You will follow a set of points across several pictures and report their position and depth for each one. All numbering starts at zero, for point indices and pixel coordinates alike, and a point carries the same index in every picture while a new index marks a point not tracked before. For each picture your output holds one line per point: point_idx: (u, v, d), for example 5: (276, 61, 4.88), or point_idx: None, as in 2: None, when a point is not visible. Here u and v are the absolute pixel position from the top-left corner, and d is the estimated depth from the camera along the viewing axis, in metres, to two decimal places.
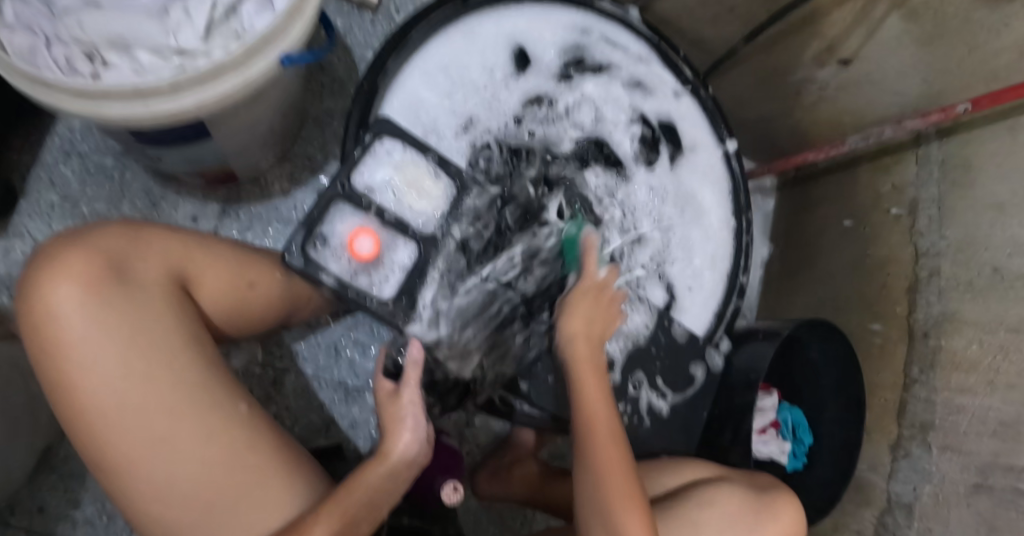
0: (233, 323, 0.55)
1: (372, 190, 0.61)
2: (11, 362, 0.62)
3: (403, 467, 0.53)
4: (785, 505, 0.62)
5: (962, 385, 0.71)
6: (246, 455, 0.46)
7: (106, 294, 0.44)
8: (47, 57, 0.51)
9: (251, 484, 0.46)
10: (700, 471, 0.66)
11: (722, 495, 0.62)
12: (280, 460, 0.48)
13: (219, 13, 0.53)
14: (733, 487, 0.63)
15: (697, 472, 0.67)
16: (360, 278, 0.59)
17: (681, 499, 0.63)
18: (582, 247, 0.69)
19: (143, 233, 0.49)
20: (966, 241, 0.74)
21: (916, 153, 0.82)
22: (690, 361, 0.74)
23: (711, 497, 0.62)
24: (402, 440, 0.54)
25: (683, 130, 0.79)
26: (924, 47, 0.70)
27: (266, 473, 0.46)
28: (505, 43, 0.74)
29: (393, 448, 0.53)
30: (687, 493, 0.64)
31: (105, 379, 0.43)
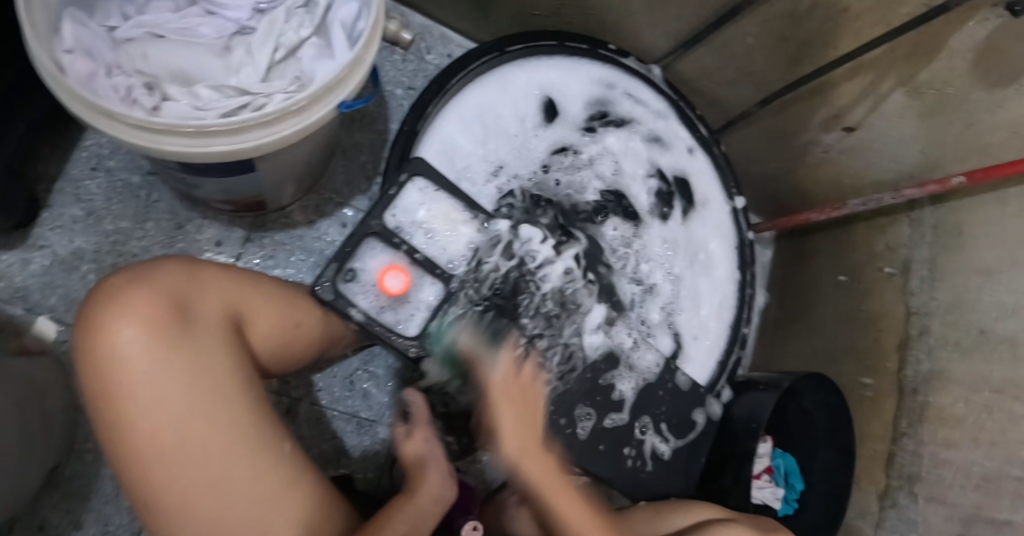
0: (279, 361, 0.55)
1: (403, 228, 0.62)
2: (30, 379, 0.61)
3: (441, 496, 0.55)
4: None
5: (947, 439, 0.76)
6: (289, 497, 0.46)
7: (166, 332, 0.45)
8: (107, 85, 0.52)
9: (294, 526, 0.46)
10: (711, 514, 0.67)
11: None
12: (320, 504, 0.48)
13: (280, 54, 0.57)
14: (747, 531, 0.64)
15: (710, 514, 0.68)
16: (387, 315, 0.60)
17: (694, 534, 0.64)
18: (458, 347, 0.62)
19: (201, 271, 0.50)
20: (955, 303, 0.79)
21: (909, 218, 0.88)
22: (693, 408, 0.76)
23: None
24: (433, 482, 0.55)
25: (696, 186, 0.83)
26: (925, 121, 0.76)
27: (308, 515, 0.47)
28: (535, 93, 0.76)
29: (419, 492, 0.54)
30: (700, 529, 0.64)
31: (161, 417, 0.43)
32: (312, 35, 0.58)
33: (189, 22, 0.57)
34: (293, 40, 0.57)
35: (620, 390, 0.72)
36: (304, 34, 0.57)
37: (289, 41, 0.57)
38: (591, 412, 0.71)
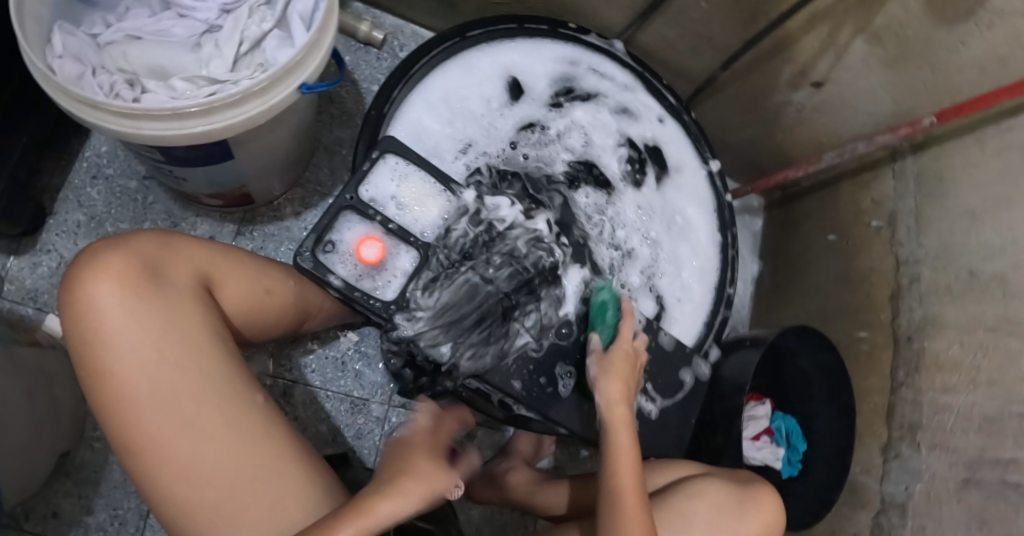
0: (253, 326, 0.60)
1: (377, 201, 0.66)
2: (36, 368, 0.65)
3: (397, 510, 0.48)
4: (770, 495, 0.65)
5: (946, 384, 0.74)
6: (262, 441, 0.50)
7: (141, 289, 0.49)
8: (93, 82, 0.57)
9: (264, 470, 0.49)
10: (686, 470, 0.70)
11: (709, 487, 0.65)
12: (290, 450, 0.51)
13: (246, 46, 0.61)
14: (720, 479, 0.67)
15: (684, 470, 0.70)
16: (365, 281, 0.64)
17: (672, 490, 0.67)
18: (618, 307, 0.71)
19: (174, 241, 0.54)
20: (944, 248, 0.78)
21: (892, 169, 0.87)
22: (679, 369, 0.76)
23: (696, 490, 0.65)
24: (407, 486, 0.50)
25: (668, 153, 0.84)
26: (890, 68, 0.77)
27: (280, 460, 0.50)
28: (499, 74, 0.79)
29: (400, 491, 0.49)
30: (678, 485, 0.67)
31: (138, 365, 0.48)
32: (274, 28, 0.62)
33: (164, 25, 0.62)
34: (256, 33, 0.61)
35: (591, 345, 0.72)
36: (266, 27, 0.62)
37: (253, 34, 0.61)
38: (572, 371, 0.69)
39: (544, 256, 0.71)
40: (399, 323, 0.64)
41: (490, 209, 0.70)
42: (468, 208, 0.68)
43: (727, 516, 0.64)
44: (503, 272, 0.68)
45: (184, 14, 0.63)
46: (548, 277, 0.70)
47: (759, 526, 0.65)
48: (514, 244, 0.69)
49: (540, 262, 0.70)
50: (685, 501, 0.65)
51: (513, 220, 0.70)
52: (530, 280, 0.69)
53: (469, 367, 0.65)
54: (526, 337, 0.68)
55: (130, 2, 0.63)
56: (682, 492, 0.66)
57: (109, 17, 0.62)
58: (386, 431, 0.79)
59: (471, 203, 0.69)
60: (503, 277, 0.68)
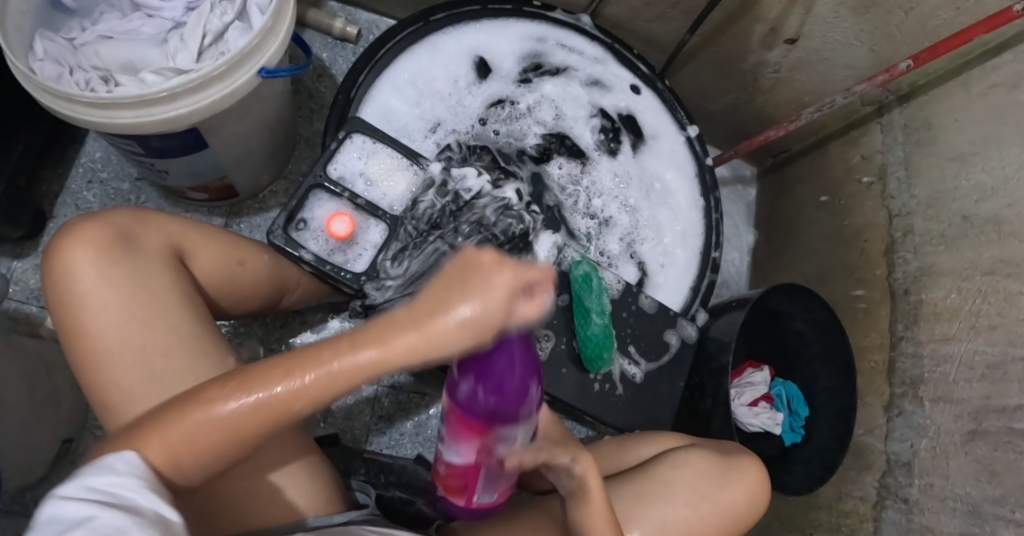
0: (228, 298, 0.62)
1: (345, 178, 0.67)
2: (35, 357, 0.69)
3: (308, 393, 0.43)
4: (760, 465, 0.59)
5: (945, 333, 0.71)
6: None
7: (114, 257, 0.51)
8: (70, 81, 0.61)
9: None
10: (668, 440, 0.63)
11: (694, 457, 0.59)
12: None
13: (209, 39, 0.65)
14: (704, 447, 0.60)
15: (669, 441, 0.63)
16: (336, 256, 0.65)
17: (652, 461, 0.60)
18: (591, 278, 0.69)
19: (147, 214, 0.56)
20: (934, 196, 0.76)
21: (880, 123, 0.85)
22: (664, 330, 0.73)
23: (680, 459, 0.59)
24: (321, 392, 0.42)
25: (643, 121, 0.84)
26: (861, 16, 0.76)
27: None
28: (466, 55, 0.81)
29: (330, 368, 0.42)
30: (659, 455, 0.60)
31: (114, 325, 0.50)
32: (234, 19, 0.65)
33: (133, 24, 0.66)
34: (218, 25, 0.65)
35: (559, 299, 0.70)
36: (227, 19, 0.65)
37: (215, 27, 0.65)
38: (551, 334, 0.69)
39: (513, 224, 0.70)
40: (370, 294, 0.65)
41: (456, 179, 0.70)
42: (434, 180, 0.69)
43: (711, 486, 0.58)
44: (472, 240, 0.68)
45: (152, 14, 0.67)
46: (518, 244, 0.70)
47: (746, 499, 0.58)
48: (484, 212, 0.70)
49: (511, 229, 0.70)
50: (667, 469, 0.58)
51: (478, 190, 0.70)
52: (501, 247, 0.69)
53: None
54: None
55: (103, 7, 0.68)
56: (665, 462, 0.59)
57: (84, 22, 0.66)
58: (376, 411, 0.80)
59: (438, 174, 0.69)
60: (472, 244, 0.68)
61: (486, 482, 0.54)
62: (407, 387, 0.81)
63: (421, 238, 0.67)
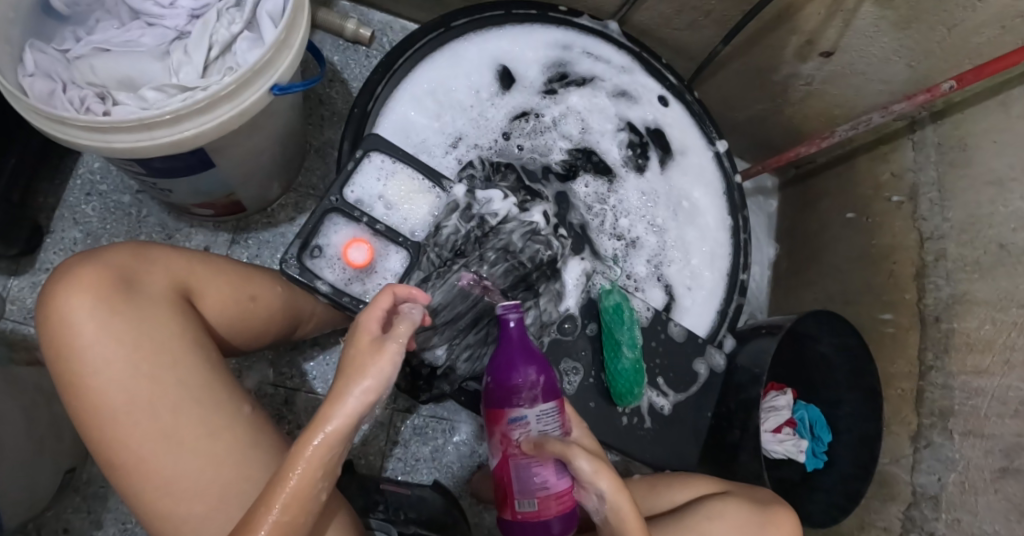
0: (242, 336, 0.58)
1: (363, 201, 0.62)
2: (31, 386, 0.66)
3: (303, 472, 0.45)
4: (793, 515, 0.60)
5: (978, 366, 0.69)
6: (249, 452, 0.50)
7: (115, 303, 0.48)
8: (64, 98, 0.55)
9: (254, 480, 0.49)
10: (700, 488, 0.65)
11: (730, 509, 0.61)
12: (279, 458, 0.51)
13: (216, 51, 0.58)
14: (739, 498, 0.62)
15: (699, 488, 0.65)
16: (354, 286, 0.61)
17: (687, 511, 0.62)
18: (623, 310, 0.67)
19: (151, 251, 0.53)
20: (968, 221, 0.73)
21: (913, 139, 0.82)
22: (693, 359, 0.72)
23: (716, 510, 0.61)
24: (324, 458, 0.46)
25: (671, 135, 0.80)
26: (901, 31, 0.72)
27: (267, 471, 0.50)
28: (489, 64, 0.76)
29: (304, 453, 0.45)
30: (693, 504, 0.62)
31: (116, 378, 0.47)
32: (244, 30, 0.59)
33: (132, 35, 0.60)
34: (225, 36, 0.59)
35: (586, 326, 0.68)
36: (235, 29, 0.59)
37: (223, 37, 0.59)
38: (578, 367, 0.67)
39: (541, 250, 0.67)
40: None
41: (482, 203, 0.67)
42: (458, 203, 0.65)
43: None
44: (499, 268, 0.65)
45: (153, 23, 0.61)
46: (546, 271, 0.68)
47: None
48: (511, 238, 0.66)
49: (538, 256, 0.67)
50: (703, 521, 0.60)
51: (505, 214, 0.66)
52: (528, 275, 0.66)
53: (467, 369, 0.64)
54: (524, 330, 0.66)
55: (99, 13, 0.62)
56: (700, 512, 0.61)
57: (79, 31, 0.60)
58: (391, 436, 0.78)
59: (462, 197, 0.65)
60: (499, 272, 0.65)
61: (521, 483, 0.55)
62: (423, 412, 0.79)
63: (446, 267, 0.63)
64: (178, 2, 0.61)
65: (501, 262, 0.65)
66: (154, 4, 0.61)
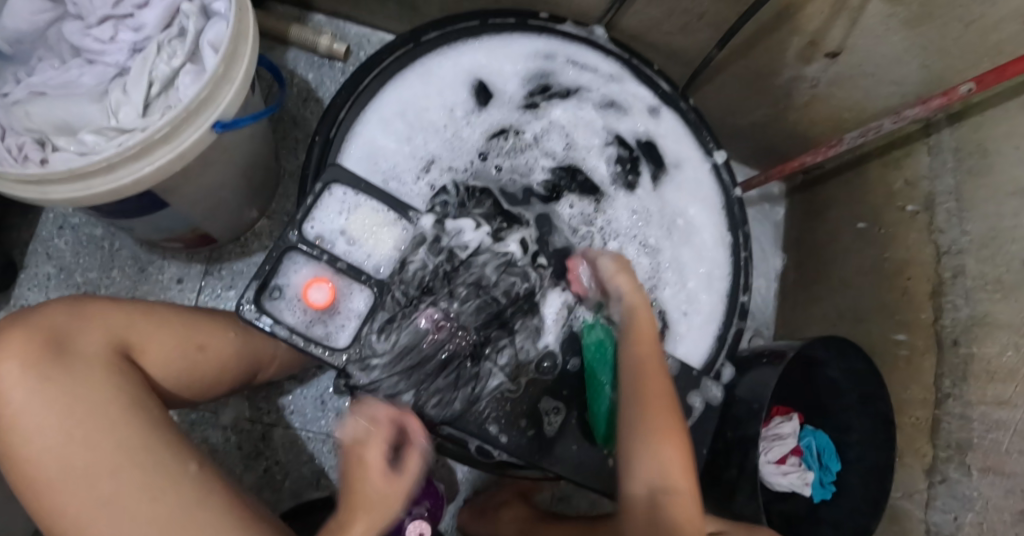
0: (193, 387, 0.54)
1: (324, 238, 0.60)
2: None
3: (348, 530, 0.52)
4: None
5: (999, 396, 0.63)
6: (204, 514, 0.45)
7: (42, 369, 0.44)
8: (1, 146, 0.53)
9: None
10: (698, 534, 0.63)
11: None
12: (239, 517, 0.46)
13: (156, 88, 0.56)
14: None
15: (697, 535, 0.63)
16: (316, 328, 0.58)
17: None
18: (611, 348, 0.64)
19: (87, 307, 0.49)
20: (990, 234, 0.66)
21: (927, 144, 0.75)
22: (687, 393, 0.66)
23: None
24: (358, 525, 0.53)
25: (664, 148, 0.75)
26: (913, 29, 0.66)
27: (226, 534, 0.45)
28: (464, 79, 0.72)
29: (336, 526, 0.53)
30: None
31: (47, 448, 0.43)
32: (186, 63, 0.56)
33: (71, 75, 0.57)
34: (166, 72, 0.56)
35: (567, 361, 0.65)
36: (176, 64, 0.56)
37: (163, 73, 0.56)
38: (560, 407, 0.62)
39: (516, 283, 0.65)
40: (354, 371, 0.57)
41: (451, 234, 0.64)
42: (426, 235, 0.62)
43: None
44: (467, 301, 0.62)
45: (93, 60, 0.58)
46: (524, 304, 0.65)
47: None
48: (480, 269, 0.63)
49: (514, 289, 0.64)
50: None
51: (476, 245, 0.64)
52: (503, 311, 0.63)
53: (434, 417, 0.58)
54: (500, 371, 0.61)
55: (41, 52, 0.59)
56: None
57: (20, 72, 0.59)
58: None
59: (430, 229, 0.62)
60: (470, 306, 0.62)
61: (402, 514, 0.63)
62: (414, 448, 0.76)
63: (409, 303, 0.60)
64: (119, 36, 0.58)
65: (472, 294, 0.62)
66: (94, 40, 0.58)
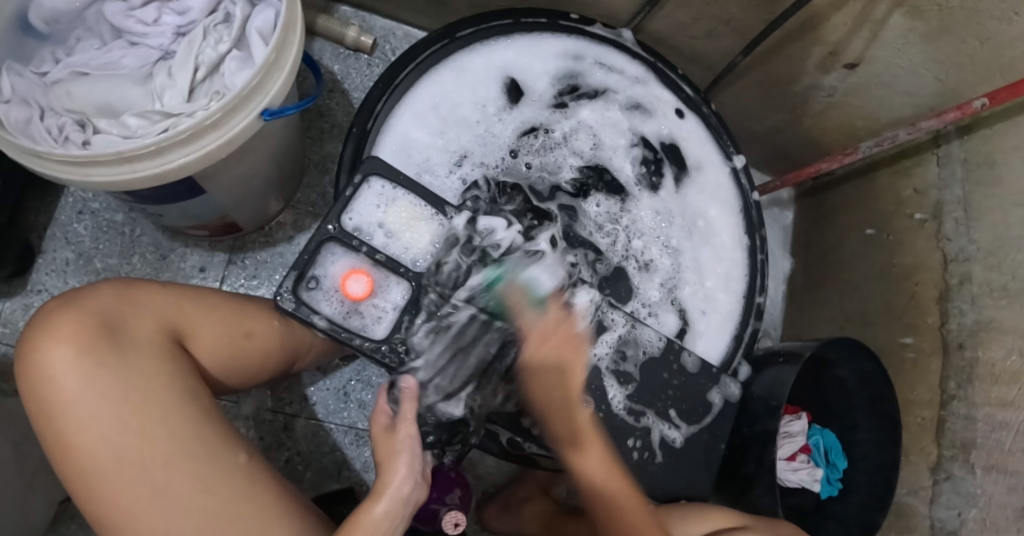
0: (235, 375, 0.55)
1: (362, 229, 0.60)
2: (16, 420, 0.65)
3: (393, 509, 0.51)
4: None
5: (1003, 398, 0.66)
6: (252, 503, 0.45)
7: (98, 351, 0.44)
8: (42, 127, 0.53)
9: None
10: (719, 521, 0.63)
11: None
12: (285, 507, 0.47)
13: (202, 72, 0.56)
14: None
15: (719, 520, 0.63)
16: (353, 320, 0.58)
17: None
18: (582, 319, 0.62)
19: (136, 291, 0.49)
20: (995, 244, 0.69)
21: (936, 155, 0.78)
22: (707, 389, 0.68)
23: None
24: (397, 477, 0.52)
25: (686, 151, 0.77)
26: (931, 44, 0.68)
27: (271, 525, 0.45)
28: (496, 77, 0.73)
29: (387, 489, 0.52)
30: None
31: (101, 435, 0.43)
32: (232, 49, 0.56)
33: (113, 56, 0.57)
34: (212, 57, 0.56)
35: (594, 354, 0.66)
36: (223, 49, 0.56)
37: (209, 58, 0.56)
38: (588, 402, 0.65)
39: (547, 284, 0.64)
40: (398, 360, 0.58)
41: (483, 234, 0.63)
42: (458, 236, 0.61)
43: None
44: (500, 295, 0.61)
45: (135, 42, 0.58)
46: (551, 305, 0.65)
47: None
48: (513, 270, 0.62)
49: (543, 290, 0.64)
50: None
51: (509, 244, 0.63)
52: None
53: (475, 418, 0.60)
54: None
55: (79, 32, 0.59)
56: None
57: (57, 52, 0.58)
58: None
59: (462, 229, 0.62)
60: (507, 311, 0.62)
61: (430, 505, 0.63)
62: None
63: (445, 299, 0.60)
64: (162, 19, 0.58)
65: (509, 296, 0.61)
66: (137, 22, 0.58)
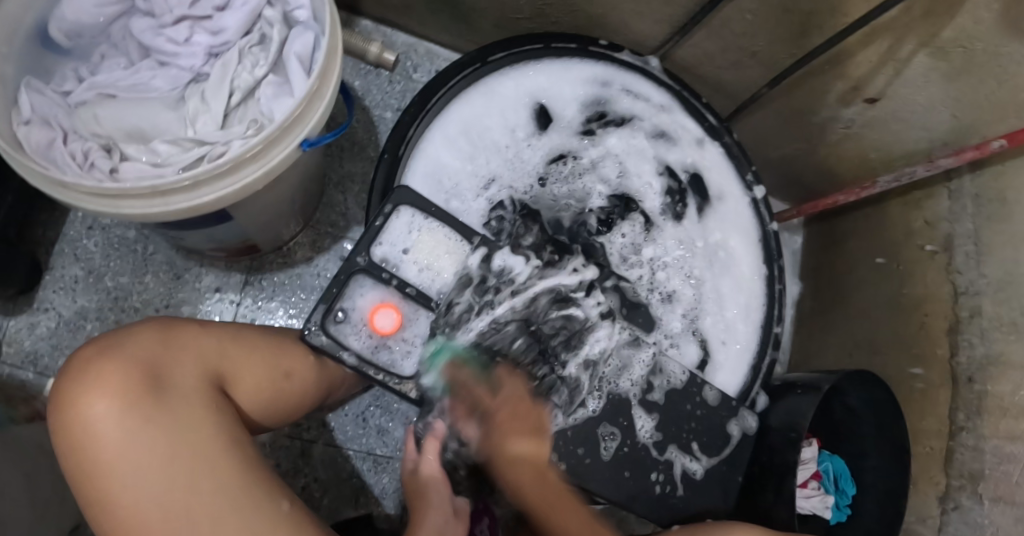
0: (272, 414, 0.54)
1: (389, 260, 0.60)
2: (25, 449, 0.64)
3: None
4: None
5: (1011, 431, 0.66)
6: None
7: (142, 398, 0.43)
8: (64, 151, 0.50)
9: None
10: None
11: None
12: None
13: (237, 97, 0.54)
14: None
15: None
16: (380, 354, 0.59)
17: None
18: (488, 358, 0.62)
19: (178, 332, 0.49)
20: (1006, 279, 0.69)
21: (947, 189, 0.79)
22: (726, 420, 0.68)
23: None
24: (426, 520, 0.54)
25: (709, 180, 0.77)
26: (951, 82, 0.67)
27: None
28: (525, 102, 0.72)
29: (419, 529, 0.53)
30: None
31: (145, 486, 0.41)
32: (269, 73, 0.54)
33: (141, 77, 0.55)
34: (248, 82, 0.54)
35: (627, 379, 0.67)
36: (259, 74, 0.54)
37: (246, 83, 0.54)
38: (615, 432, 0.65)
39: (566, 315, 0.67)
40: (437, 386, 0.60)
41: (498, 272, 0.64)
42: (472, 276, 0.63)
43: None
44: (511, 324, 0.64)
45: (164, 62, 0.56)
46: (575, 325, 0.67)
47: None
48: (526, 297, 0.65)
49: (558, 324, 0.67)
50: None
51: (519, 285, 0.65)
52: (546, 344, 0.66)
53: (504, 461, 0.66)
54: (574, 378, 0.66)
55: (104, 48, 0.57)
56: None
57: (81, 69, 0.56)
58: None
59: (475, 269, 0.63)
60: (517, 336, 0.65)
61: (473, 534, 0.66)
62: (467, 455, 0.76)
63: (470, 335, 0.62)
64: (194, 38, 0.56)
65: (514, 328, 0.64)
66: (167, 41, 0.56)
